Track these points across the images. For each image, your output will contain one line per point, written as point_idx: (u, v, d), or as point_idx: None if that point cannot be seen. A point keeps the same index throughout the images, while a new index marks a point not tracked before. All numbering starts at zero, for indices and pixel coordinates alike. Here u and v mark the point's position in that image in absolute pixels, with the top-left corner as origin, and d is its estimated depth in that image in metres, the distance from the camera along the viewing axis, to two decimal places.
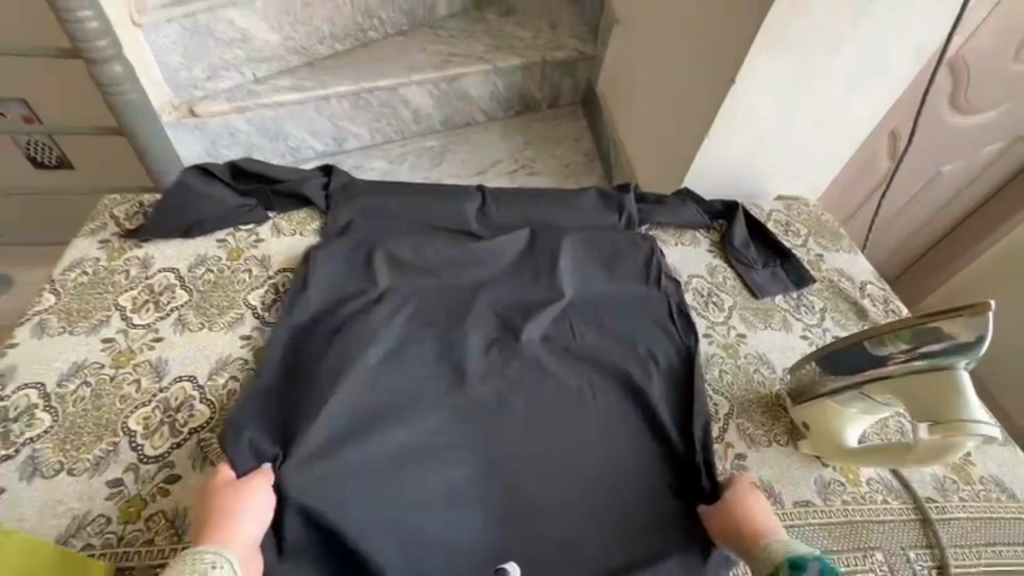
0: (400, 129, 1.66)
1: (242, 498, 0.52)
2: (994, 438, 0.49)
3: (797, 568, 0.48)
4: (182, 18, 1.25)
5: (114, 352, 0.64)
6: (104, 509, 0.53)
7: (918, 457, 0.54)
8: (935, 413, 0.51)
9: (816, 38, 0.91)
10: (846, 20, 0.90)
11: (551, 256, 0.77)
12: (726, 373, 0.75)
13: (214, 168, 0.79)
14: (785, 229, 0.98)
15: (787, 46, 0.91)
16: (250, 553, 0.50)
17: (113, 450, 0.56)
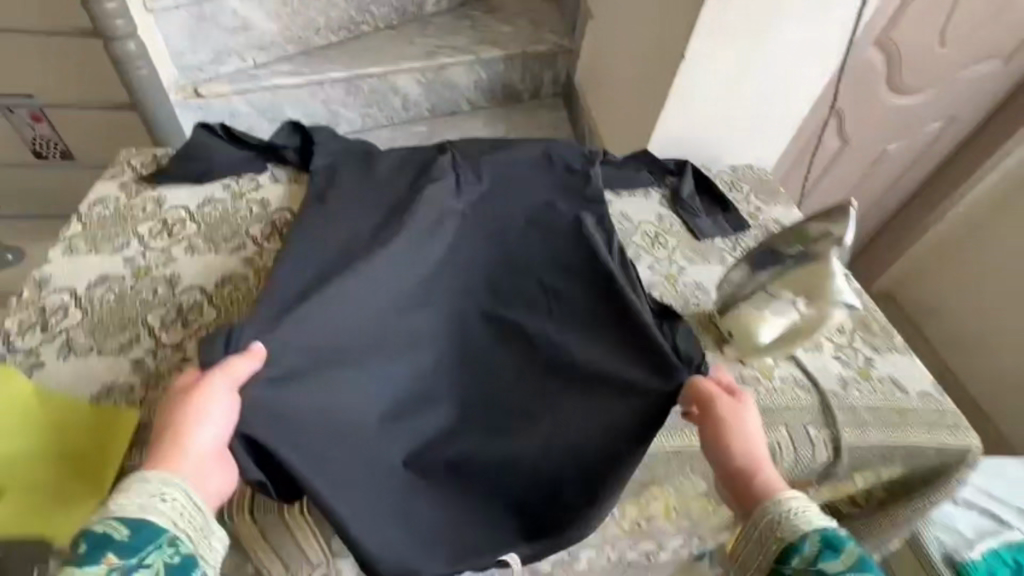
0: (389, 114, 1.77)
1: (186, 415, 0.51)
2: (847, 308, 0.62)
3: (829, 547, 0.51)
4: (188, 6, 1.40)
5: (134, 267, 0.75)
6: (128, 380, 0.63)
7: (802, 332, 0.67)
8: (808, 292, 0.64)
9: (747, 20, 1.09)
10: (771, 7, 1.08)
11: None
12: (665, 296, 0.86)
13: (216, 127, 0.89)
14: (729, 186, 1.10)
15: (724, 26, 1.09)
16: (200, 472, 0.51)
17: (135, 337, 0.67)
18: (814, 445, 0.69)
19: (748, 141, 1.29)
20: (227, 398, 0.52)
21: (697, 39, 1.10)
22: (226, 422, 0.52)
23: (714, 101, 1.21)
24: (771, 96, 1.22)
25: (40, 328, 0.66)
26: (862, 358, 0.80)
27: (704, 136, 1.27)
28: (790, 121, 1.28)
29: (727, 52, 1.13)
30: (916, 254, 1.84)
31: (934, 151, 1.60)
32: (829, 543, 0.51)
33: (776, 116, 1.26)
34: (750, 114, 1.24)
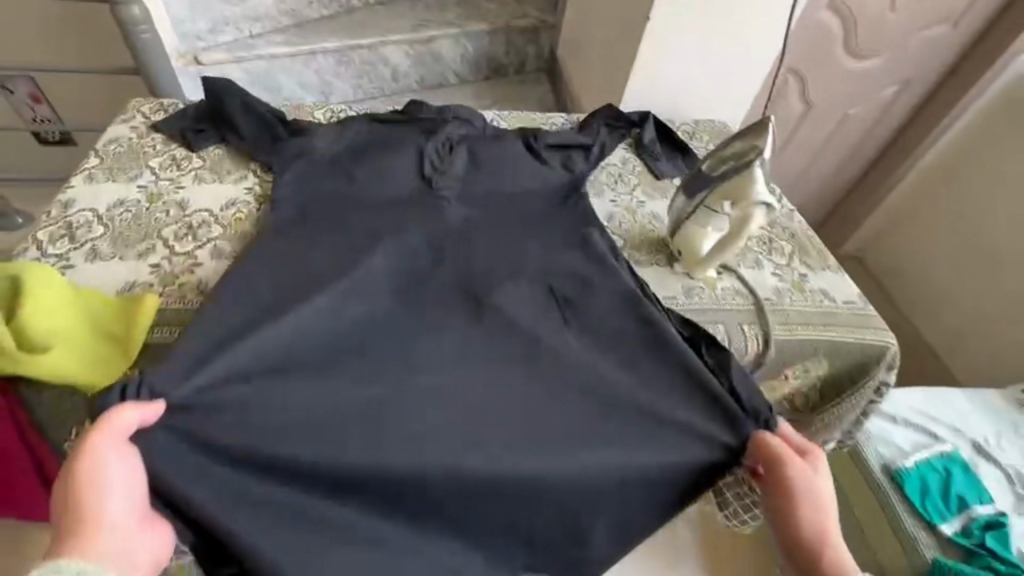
0: (379, 85, 1.86)
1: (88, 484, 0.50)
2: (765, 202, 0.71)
3: None
4: None
5: (148, 193, 0.84)
6: (147, 279, 0.72)
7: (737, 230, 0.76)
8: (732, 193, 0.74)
9: None
10: None
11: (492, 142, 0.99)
12: (624, 224, 0.96)
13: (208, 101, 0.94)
14: (690, 137, 1.20)
15: None
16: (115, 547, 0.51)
17: (152, 247, 0.76)
18: (747, 338, 0.80)
19: (714, 100, 1.39)
20: (124, 457, 0.52)
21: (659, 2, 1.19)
22: (130, 489, 0.52)
23: (681, 62, 1.30)
24: (734, 57, 1.31)
25: (69, 239, 0.76)
26: (797, 274, 0.90)
27: (673, 95, 1.37)
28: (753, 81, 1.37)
29: (690, 14, 1.21)
30: (880, 216, 1.96)
31: (892, 116, 1.71)
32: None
33: (740, 76, 1.35)
34: (715, 74, 1.33)
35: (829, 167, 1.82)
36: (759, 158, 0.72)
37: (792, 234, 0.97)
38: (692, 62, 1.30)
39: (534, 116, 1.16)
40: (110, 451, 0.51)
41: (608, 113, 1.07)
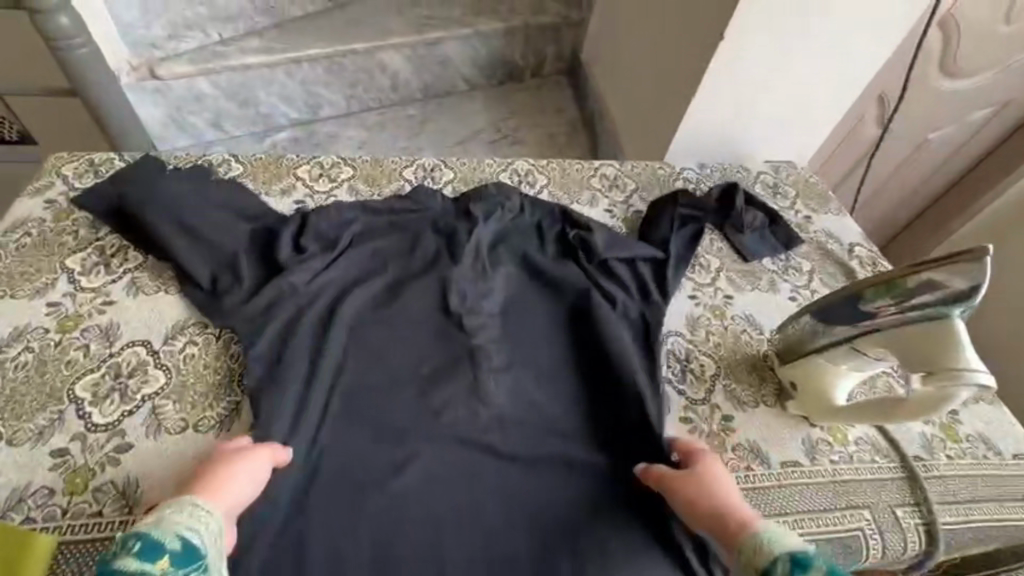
0: (377, 95, 1.58)
1: (239, 460, 0.49)
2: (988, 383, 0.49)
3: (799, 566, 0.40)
4: None
5: (60, 317, 0.60)
6: (47, 481, 0.49)
7: (912, 409, 0.55)
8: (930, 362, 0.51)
9: None
10: None
11: (536, 230, 0.75)
12: (713, 335, 0.72)
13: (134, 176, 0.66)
14: (773, 191, 0.95)
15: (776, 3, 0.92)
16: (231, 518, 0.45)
17: (58, 418, 0.52)
18: (907, 534, 0.57)
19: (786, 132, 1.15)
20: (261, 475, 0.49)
21: (740, 20, 0.93)
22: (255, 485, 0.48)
23: (752, 89, 1.05)
24: (817, 80, 1.06)
25: None
26: (945, 413, 0.68)
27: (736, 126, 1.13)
28: (834, 109, 1.13)
29: (774, 32, 0.96)
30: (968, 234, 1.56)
31: (979, 140, 1.45)
32: (796, 559, 0.40)
33: (820, 102, 1.11)
34: (790, 102, 1.09)
35: (893, 199, 1.59)
36: (964, 309, 0.51)
37: None
38: (766, 89, 1.06)
39: (577, 164, 0.91)
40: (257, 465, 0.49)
41: (680, 201, 0.82)
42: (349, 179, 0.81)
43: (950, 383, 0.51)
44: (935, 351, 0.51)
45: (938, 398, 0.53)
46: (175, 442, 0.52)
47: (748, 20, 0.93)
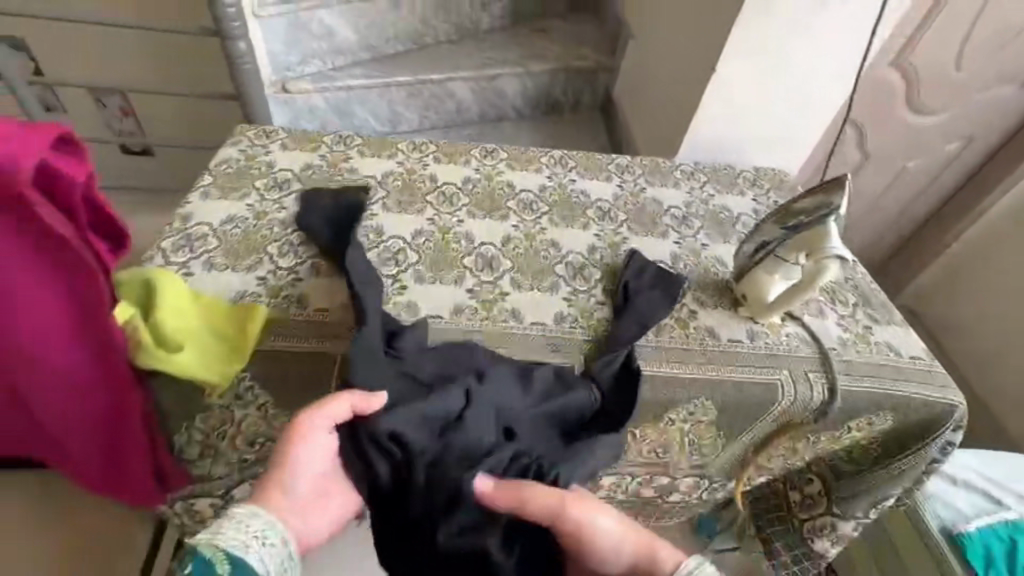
0: (443, 117, 1.98)
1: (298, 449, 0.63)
2: (843, 256, 0.77)
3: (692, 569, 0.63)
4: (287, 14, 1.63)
5: (256, 211, 0.93)
6: (257, 290, 0.80)
7: (808, 283, 0.82)
8: (810, 245, 0.79)
9: (778, 38, 1.24)
10: (798, 27, 1.22)
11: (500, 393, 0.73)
12: (689, 265, 0.99)
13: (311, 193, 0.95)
14: (752, 183, 1.24)
15: (754, 47, 1.25)
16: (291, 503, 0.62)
17: (260, 260, 0.84)
18: (813, 384, 0.82)
19: (772, 148, 1.44)
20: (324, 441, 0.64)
21: (728, 52, 1.25)
22: (320, 461, 0.64)
23: (741, 108, 1.36)
24: (793, 104, 1.36)
25: (188, 249, 0.84)
26: (862, 325, 0.92)
27: (730, 140, 1.43)
28: (810, 130, 1.42)
29: (755, 62, 1.27)
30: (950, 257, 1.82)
31: (953, 171, 1.70)
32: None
33: (798, 123, 1.40)
34: (774, 121, 1.38)
35: (882, 219, 1.82)
36: (835, 214, 0.77)
37: (856, 285, 0.98)
38: (753, 110, 1.36)
39: (599, 155, 1.22)
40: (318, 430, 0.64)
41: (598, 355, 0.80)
42: (435, 151, 1.14)
43: (823, 260, 0.79)
44: (817, 242, 0.79)
45: (817, 270, 0.79)
46: (328, 278, 0.82)
47: (733, 56, 1.26)
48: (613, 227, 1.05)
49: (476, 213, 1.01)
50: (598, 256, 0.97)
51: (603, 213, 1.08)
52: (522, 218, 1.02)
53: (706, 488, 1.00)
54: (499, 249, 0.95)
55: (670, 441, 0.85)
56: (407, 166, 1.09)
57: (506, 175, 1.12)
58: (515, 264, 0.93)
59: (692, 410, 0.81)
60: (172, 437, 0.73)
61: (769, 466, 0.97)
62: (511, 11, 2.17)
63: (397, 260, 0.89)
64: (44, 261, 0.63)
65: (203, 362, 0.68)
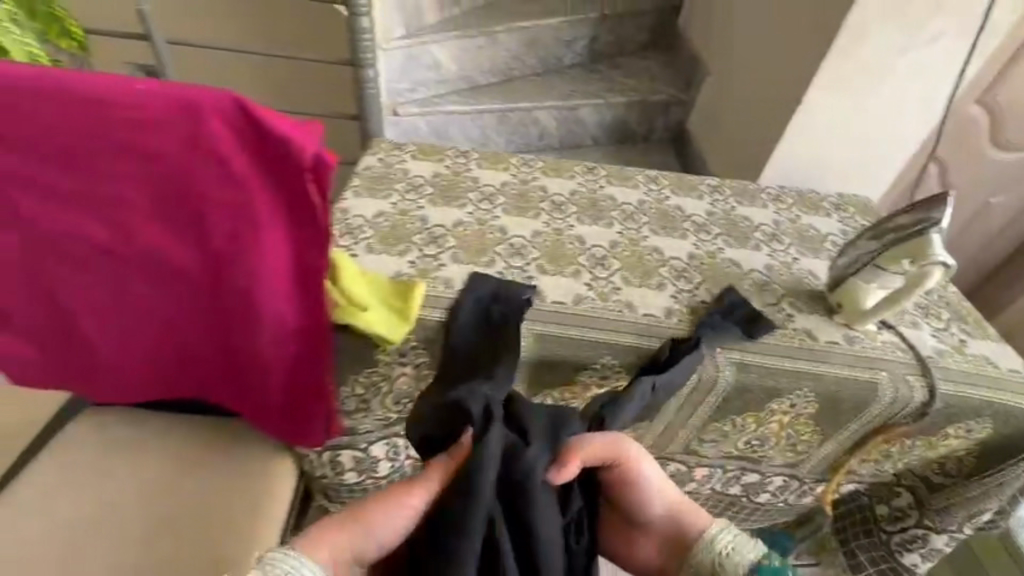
0: (527, 142, 2.15)
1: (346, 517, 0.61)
2: (947, 264, 0.83)
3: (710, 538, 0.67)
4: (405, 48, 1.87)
5: (399, 209, 1.08)
6: (408, 271, 0.93)
7: (908, 291, 0.88)
8: (914, 254, 0.85)
9: (866, 73, 1.32)
10: (886, 63, 1.30)
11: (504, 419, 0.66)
12: (783, 275, 1.07)
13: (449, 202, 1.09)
14: (837, 207, 1.31)
15: (841, 82, 1.34)
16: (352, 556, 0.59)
17: (408, 248, 0.98)
18: (912, 385, 0.87)
19: (854, 177, 1.51)
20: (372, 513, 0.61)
21: (816, 86, 1.35)
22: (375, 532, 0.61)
23: (825, 139, 1.43)
24: (877, 136, 1.43)
25: (350, 236, 0.99)
26: (957, 338, 0.96)
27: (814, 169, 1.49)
28: (892, 162, 1.49)
29: (840, 97, 1.36)
30: None
31: None
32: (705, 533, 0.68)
33: (881, 153, 1.47)
34: (857, 152, 1.46)
35: (960, 254, 1.83)
36: (935, 227, 0.83)
37: (948, 302, 1.03)
38: (837, 140, 1.43)
39: (689, 177, 1.33)
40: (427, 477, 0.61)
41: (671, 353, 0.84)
42: (542, 166, 1.28)
43: (926, 268, 0.84)
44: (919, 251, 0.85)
45: (920, 278, 0.85)
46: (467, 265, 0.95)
47: (820, 89, 1.35)
48: (708, 239, 1.14)
49: (584, 220, 1.14)
50: (697, 262, 1.06)
51: (698, 226, 1.18)
52: (625, 226, 1.14)
53: (794, 487, 1.05)
54: (607, 251, 1.06)
55: (766, 434, 0.93)
56: (520, 177, 1.23)
57: (607, 190, 1.25)
58: (623, 263, 1.03)
59: (795, 406, 0.88)
60: (340, 388, 0.87)
61: (859, 471, 1.01)
62: (590, 49, 2.35)
63: (522, 254, 1.01)
64: (299, 234, 0.69)
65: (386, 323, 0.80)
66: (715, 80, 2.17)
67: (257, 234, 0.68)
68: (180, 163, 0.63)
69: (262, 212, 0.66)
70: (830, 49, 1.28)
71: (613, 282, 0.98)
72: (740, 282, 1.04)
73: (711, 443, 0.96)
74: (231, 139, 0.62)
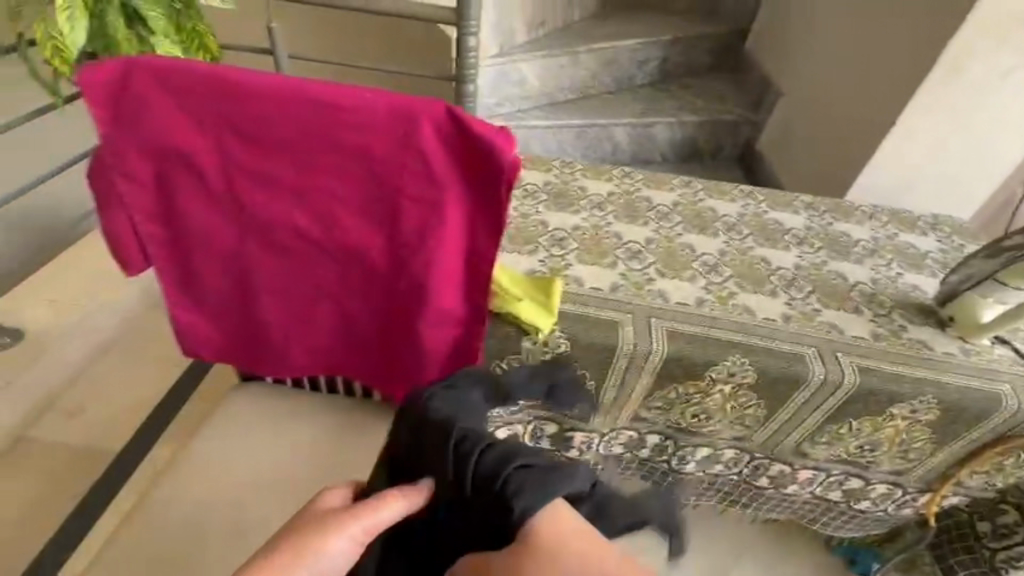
0: (601, 156, 2.23)
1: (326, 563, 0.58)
2: None
3: None
4: (497, 64, 1.99)
5: (519, 212, 1.16)
6: (541, 268, 1.01)
7: None
8: None
9: (962, 98, 1.44)
10: (984, 90, 1.42)
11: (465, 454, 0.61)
12: (890, 288, 1.10)
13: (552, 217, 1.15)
14: (933, 226, 1.34)
15: (937, 104, 1.47)
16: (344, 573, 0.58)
17: (535, 248, 1.06)
18: None
19: (943, 197, 1.59)
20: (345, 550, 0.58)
21: (911, 107, 1.49)
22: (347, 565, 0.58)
23: (913, 159, 1.55)
24: (971, 158, 1.52)
25: None
26: None
27: (902, 186, 1.61)
28: (985, 185, 1.56)
29: (933, 121, 1.49)
30: None
31: None
32: None
33: (973, 175, 1.55)
34: (944, 175, 1.55)
35: None
36: None
37: None
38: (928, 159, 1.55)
39: (784, 194, 1.38)
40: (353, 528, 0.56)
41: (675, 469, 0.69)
42: (643, 178, 1.35)
43: None
44: None
45: None
46: (592, 266, 1.02)
47: (914, 111, 1.49)
48: (812, 252, 1.18)
49: (690, 229, 1.20)
50: (804, 272, 1.11)
51: (800, 239, 1.22)
52: (730, 237, 1.19)
53: (897, 497, 1.07)
54: (717, 259, 1.11)
55: (880, 439, 0.96)
56: (624, 188, 1.30)
57: (707, 203, 1.30)
58: (735, 271, 1.08)
59: (916, 411, 0.91)
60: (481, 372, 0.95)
61: (967, 483, 1.03)
62: (661, 69, 2.43)
63: (640, 258, 1.08)
64: (476, 229, 0.77)
65: (539, 316, 0.89)
66: (789, 101, 2.21)
67: (442, 223, 0.76)
68: (391, 161, 0.72)
69: (451, 208, 0.75)
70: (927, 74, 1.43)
71: (728, 288, 1.04)
72: (848, 293, 1.07)
73: (823, 445, 0.99)
74: (439, 144, 0.71)
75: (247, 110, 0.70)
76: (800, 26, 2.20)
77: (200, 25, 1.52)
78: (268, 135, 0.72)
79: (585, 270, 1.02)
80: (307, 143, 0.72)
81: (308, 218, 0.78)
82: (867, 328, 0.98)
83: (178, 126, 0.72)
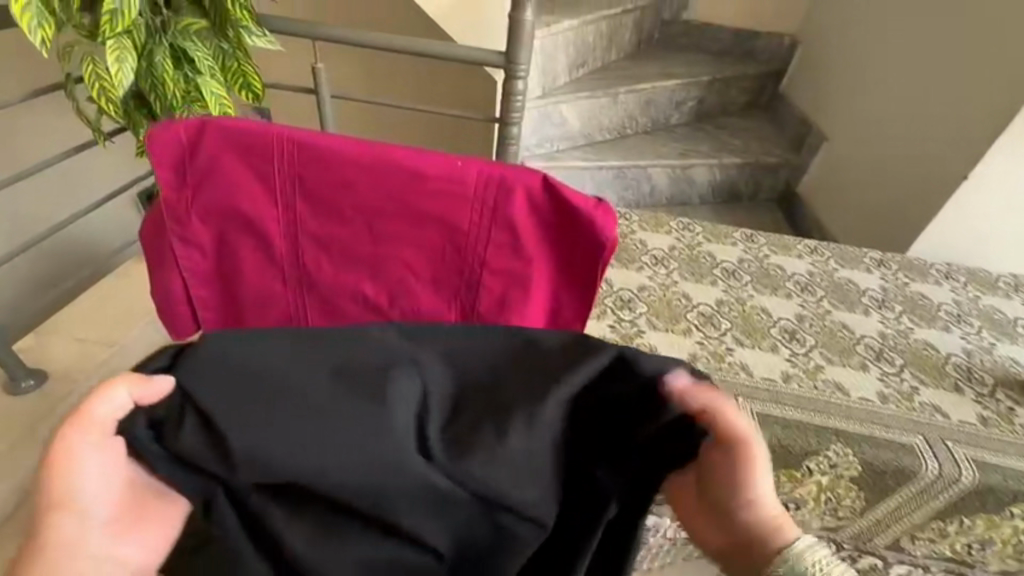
0: (638, 197, 2.19)
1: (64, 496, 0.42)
2: None
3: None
4: (539, 106, 1.96)
5: None
6: (611, 336, 0.95)
7: None
8: None
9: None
10: None
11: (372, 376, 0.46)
12: (987, 361, 1.01)
13: (615, 275, 1.09)
14: (1016, 288, 1.26)
15: (1004, 168, 1.60)
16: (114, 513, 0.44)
17: (604, 312, 0.99)
18: None
19: (1000, 253, 1.73)
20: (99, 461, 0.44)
21: (979, 170, 1.62)
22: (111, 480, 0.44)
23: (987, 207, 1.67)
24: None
25: None
26: None
27: (962, 243, 1.74)
28: None
29: (1008, 169, 1.60)
30: None
31: None
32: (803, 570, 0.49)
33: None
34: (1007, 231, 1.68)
35: None
36: None
37: None
38: (991, 217, 1.68)
39: (851, 249, 1.31)
40: (82, 447, 0.43)
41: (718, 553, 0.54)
42: (702, 230, 1.29)
43: None
44: None
45: None
46: (667, 334, 0.96)
47: (981, 174, 1.62)
48: (893, 317, 1.10)
49: (760, 288, 1.13)
50: (892, 342, 1.03)
51: (878, 301, 1.14)
52: (804, 298, 1.11)
53: None
54: (797, 324, 1.03)
55: (992, 538, 0.86)
56: (685, 242, 1.23)
57: (774, 259, 1.23)
58: (818, 340, 1.00)
59: None
60: None
61: None
62: (697, 109, 2.38)
63: (714, 323, 1.00)
64: (563, 305, 0.68)
65: None
66: (833, 144, 2.15)
67: (527, 298, 0.67)
68: (475, 229, 0.65)
69: (539, 281, 0.66)
70: (995, 142, 1.58)
71: (813, 360, 0.95)
72: (943, 367, 0.99)
73: (923, 544, 0.89)
74: (533, 217, 0.64)
75: (328, 177, 0.65)
76: (843, 67, 2.15)
77: (246, 67, 1.49)
78: (343, 202, 0.66)
79: (658, 340, 0.95)
80: (388, 210, 0.65)
81: (378, 288, 0.70)
82: (973, 412, 0.89)
83: (249, 193, 0.67)
